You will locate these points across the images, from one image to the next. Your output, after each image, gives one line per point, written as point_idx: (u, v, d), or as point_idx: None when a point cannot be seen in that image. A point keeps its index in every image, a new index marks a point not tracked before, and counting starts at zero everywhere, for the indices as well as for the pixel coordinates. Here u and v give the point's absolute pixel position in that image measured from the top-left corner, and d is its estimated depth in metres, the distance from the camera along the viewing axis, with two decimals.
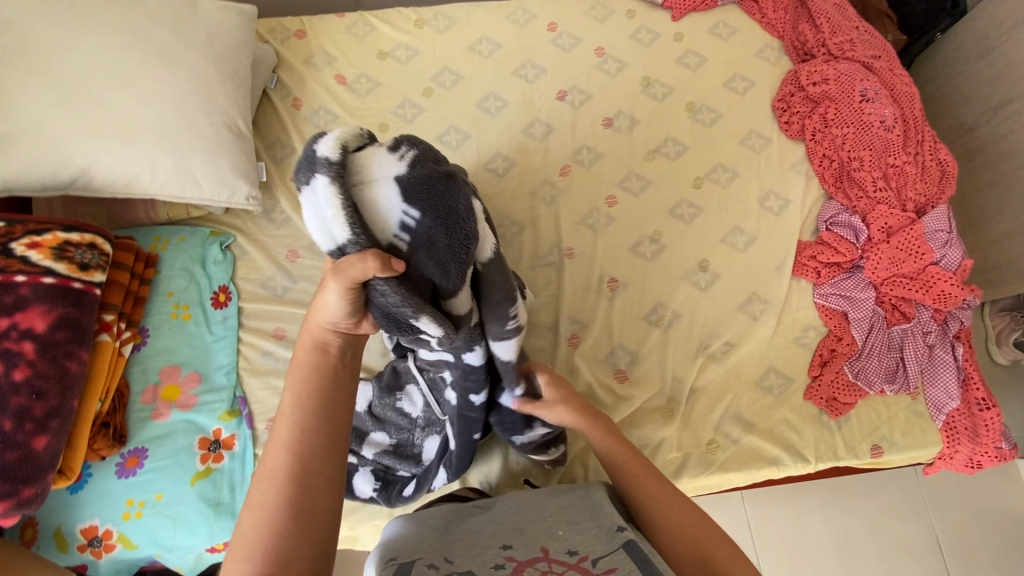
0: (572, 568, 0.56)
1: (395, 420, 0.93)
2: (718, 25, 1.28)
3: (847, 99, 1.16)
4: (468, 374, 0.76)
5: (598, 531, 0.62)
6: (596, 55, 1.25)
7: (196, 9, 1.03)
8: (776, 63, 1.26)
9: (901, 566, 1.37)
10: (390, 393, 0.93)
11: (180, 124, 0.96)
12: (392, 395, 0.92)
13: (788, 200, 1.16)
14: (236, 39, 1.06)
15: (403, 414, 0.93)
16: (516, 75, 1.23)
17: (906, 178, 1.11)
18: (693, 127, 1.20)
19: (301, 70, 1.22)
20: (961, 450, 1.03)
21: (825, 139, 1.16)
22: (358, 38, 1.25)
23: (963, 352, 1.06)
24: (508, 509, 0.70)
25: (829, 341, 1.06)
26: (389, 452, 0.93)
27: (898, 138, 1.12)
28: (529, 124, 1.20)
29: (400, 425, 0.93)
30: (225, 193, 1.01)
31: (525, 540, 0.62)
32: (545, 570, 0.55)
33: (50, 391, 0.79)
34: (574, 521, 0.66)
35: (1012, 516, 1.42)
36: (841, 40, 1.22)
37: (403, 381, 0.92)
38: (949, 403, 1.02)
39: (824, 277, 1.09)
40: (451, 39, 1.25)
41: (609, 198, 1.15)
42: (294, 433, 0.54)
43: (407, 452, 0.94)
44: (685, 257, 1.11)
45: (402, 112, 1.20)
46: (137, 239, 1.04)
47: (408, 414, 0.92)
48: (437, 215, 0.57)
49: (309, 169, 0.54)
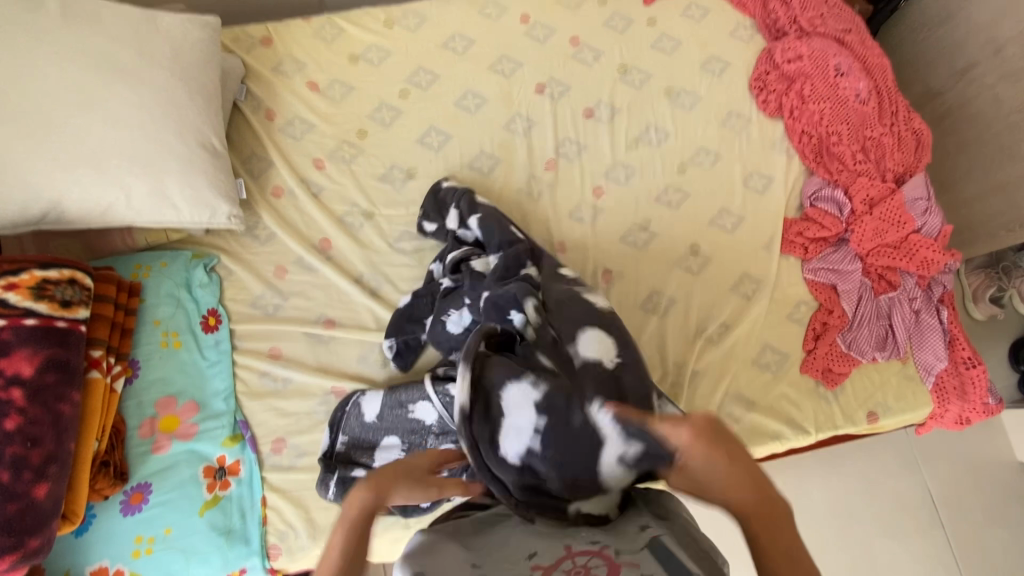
0: (598, 560, 0.57)
1: (405, 425, 0.93)
2: (689, 7, 1.28)
3: (822, 74, 1.17)
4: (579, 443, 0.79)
5: (620, 531, 0.63)
6: (571, 45, 1.24)
7: (156, 24, 0.99)
8: (750, 42, 1.26)
9: (898, 520, 1.43)
10: (403, 404, 0.94)
11: (154, 147, 0.93)
12: (405, 400, 0.93)
13: (771, 177, 1.17)
14: (203, 53, 1.01)
15: (416, 424, 0.93)
16: (493, 70, 1.21)
17: (884, 150, 1.14)
18: (673, 112, 1.20)
19: (270, 80, 1.18)
20: (951, 408, 1.07)
21: (803, 115, 1.17)
22: (327, 42, 1.21)
23: (948, 315, 1.10)
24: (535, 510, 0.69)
25: (821, 315, 1.08)
26: None
27: (873, 111, 1.14)
28: (510, 120, 1.19)
29: (411, 430, 0.93)
30: (205, 214, 0.98)
31: (548, 536, 0.62)
32: (574, 569, 0.57)
33: (45, 436, 0.77)
34: (596, 519, 0.67)
35: (996, 463, 1.49)
36: (812, 15, 1.23)
37: (413, 393, 0.93)
38: (937, 364, 1.06)
39: (811, 252, 1.11)
40: (423, 38, 1.23)
41: (596, 189, 1.15)
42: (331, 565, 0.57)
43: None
44: (676, 243, 1.12)
45: (380, 116, 1.17)
46: (117, 268, 1.01)
47: (421, 422, 0.93)
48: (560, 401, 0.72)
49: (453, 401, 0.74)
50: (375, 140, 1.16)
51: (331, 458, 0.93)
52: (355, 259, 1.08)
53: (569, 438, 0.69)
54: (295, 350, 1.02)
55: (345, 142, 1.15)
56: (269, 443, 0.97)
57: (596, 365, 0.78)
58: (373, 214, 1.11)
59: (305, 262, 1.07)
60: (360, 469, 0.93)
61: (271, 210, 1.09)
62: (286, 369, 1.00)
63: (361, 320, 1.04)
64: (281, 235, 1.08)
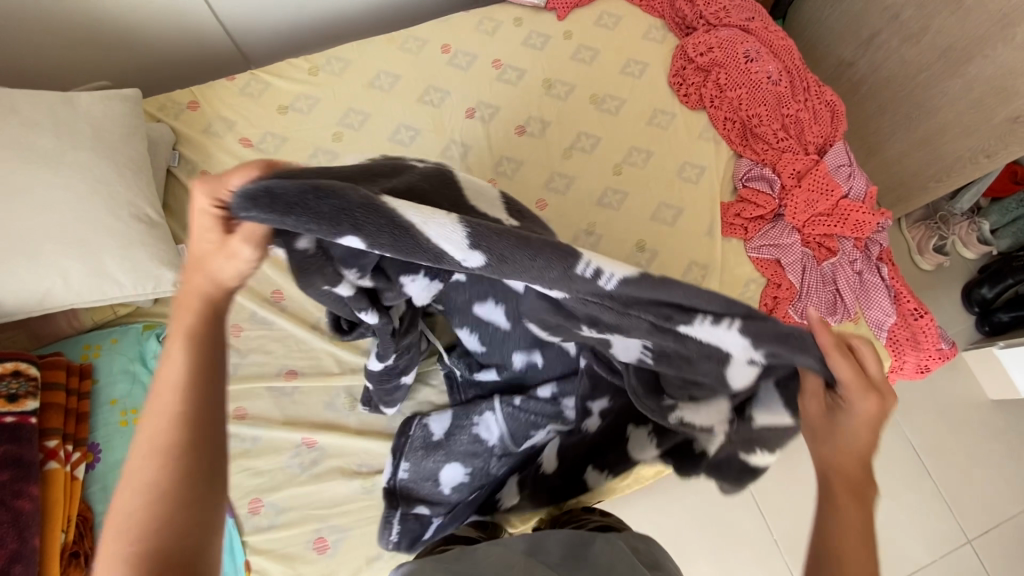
0: None
1: (468, 446, 0.95)
2: (602, 16, 1.33)
3: (734, 62, 1.23)
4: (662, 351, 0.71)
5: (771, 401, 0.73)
6: (493, 67, 1.28)
7: (74, 104, 0.99)
8: (663, 41, 1.31)
9: (885, 475, 1.46)
10: (468, 422, 0.96)
11: (86, 226, 0.92)
12: (467, 418, 0.96)
13: (703, 166, 1.21)
14: (126, 126, 1.01)
15: (479, 441, 0.95)
16: (422, 102, 1.24)
17: (802, 125, 1.19)
18: (601, 117, 1.24)
19: (201, 141, 1.19)
20: (908, 359, 1.11)
21: (722, 103, 1.22)
22: (254, 98, 1.23)
23: (888, 272, 1.14)
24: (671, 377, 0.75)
25: (771, 289, 1.11)
26: (463, 481, 0.95)
27: (786, 90, 1.20)
28: (445, 147, 1.21)
29: (474, 451, 0.95)
30: (149, 284, 0.97)
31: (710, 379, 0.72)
32: None
33: (6, 536, 0.75)
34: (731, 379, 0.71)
35: (969, 404, 1.54)
36: (716, 9, 1.29)
37: (478, 409, 0.96)
38: (888, 320, 1.10)
39: (751, 232, 1.15)
40: (349, 81, 1.25)
41: (538, 202, 1.18)
42: (180, 373, 0.56)
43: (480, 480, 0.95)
44: (623, 241, 1.15)
45: (317, 162, 1.19)
46: (65, 352, 0.98)
47: (485, 440, 0.95)
48: (647, 348, 0.72)
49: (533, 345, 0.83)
50: None
51: (394, 490, 0.94)
52: (310, 305, 1.08)
53: (671, 378, 0.76)
54: (259, 408, 1.01)
55: None
56: (245, 505, 0.95)
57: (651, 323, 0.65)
58: None
59: (259, 317, 1.07)
60: (423, 507, 0.94)
61: None
62: (253, 428, 0.98)
63: (324, 365, 1.04)
64: None
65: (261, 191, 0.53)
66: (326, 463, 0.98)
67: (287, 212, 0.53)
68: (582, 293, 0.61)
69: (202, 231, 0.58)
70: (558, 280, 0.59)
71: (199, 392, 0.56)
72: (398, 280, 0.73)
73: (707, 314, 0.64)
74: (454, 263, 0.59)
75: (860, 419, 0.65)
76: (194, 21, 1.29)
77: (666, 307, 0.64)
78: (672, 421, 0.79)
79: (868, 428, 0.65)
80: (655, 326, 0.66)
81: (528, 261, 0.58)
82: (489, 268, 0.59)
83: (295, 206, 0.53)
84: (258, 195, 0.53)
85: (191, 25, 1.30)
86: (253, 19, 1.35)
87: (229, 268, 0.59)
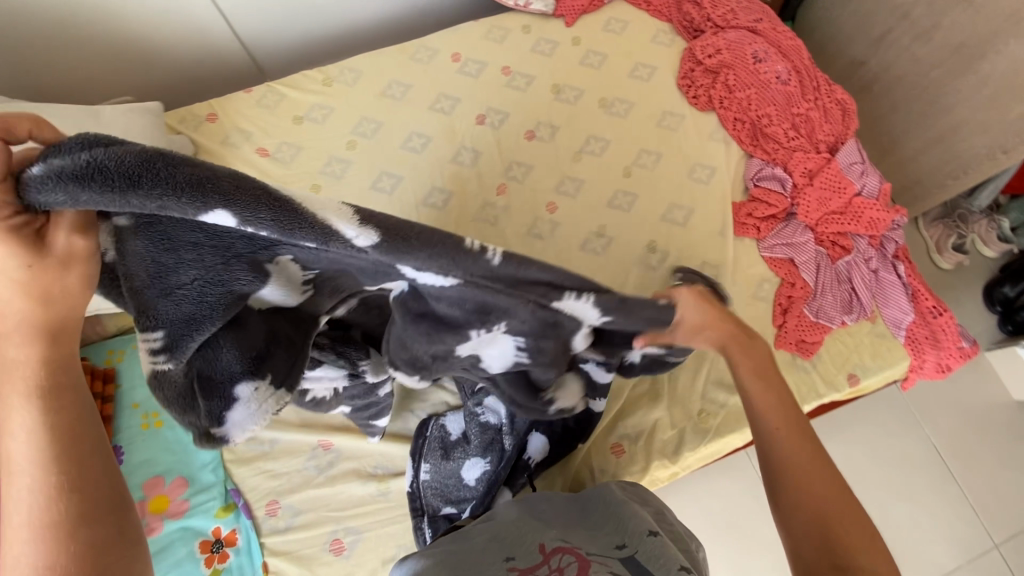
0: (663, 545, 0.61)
1: (482, 436, 0.92)
2: (610, 21, 1.35)
3: (742, 63, 1.23)
4: (537, 341, 0.66)
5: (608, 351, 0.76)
6: (503, 74, 1.30)
7: (99, 118, 1.02)
8: (671, 44, 1.32)
9: (908, 479, 1.44)
10: (475, 409, 0.93)
11: None
12: (472, 408, 0.94)
13: (714, 167, 1.21)
14: (148, 138, 1.05)
15: (487, 425, 0.93)
16: (433, 110, 1.26)
17: (813, 123, 1.19)
18: (610, 121, 1.25)
19: (221, 152, 1.22)
20: (928, 358, 1.09)
21: (732, 104, 1.23)
22: (271, 109, 1.26)
23: (904, 270, 1.13)
24: (545, 373, 0.73)
25: (785, 289, 1.10)
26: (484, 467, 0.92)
27: (796, 90, 1.20)
28: (456, 153, 1.23)
29: (489, 440, 0.92)
30: None
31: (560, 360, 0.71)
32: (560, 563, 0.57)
33: None
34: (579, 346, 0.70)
35: (991, 405, 1.52)
36: (723, 11, 1.30)
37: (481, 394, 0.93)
38: (906, 318, 1.08)
39: (764, 231, 1.14)
40: (362, 90, 1.28)
41: (549, 205, 1.19)
42: (33, 453, 0.51)
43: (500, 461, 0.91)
44: (634, 243, 1.16)
45: (331, 170, 1.21)
46: (90, 357, 1.01)
47: (493, 423, 0.92)
48: (522, 345, 0.67)
49: (414, 367, 0.71)
50: (329, 193, 1.20)
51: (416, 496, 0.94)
52: None
53: (538, 368, 0.72)
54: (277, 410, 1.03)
55: None
56: (263, 507, 0.96)
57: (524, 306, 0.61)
58: None
59: None
60: (449, 506, 0.93)
61: None
62: (268, 430, 0.99)
63: None
64: None
65: (86, 164, 0.47)
66: (341, 465, 0.99)
67: (131, 187, 0.48)
68: (472, 277, 0.57)
69: (5, 258, 0.49)
70: (450, 260, 0.55)
71: (70, 458, 0.53)
72: (233, 390, 0.62)
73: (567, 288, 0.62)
74: (343, 240, 0.53)
75: (693, 305, 0.75)
76: (212, 36, 1.33)
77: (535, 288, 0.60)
78: (552, 411, 0.81)
79: (699, 306, 0.76)
80: (533, 311, 0.62)
81: (408, 235, 0.54)
82: (379, 248, 0.54)
83: (139, 179, 0.48)
84: (82, 172, 0.47)
85: (209, 40, 1.34)
86: (269, 33, 1.39)
87: (70, 289, 0.53)
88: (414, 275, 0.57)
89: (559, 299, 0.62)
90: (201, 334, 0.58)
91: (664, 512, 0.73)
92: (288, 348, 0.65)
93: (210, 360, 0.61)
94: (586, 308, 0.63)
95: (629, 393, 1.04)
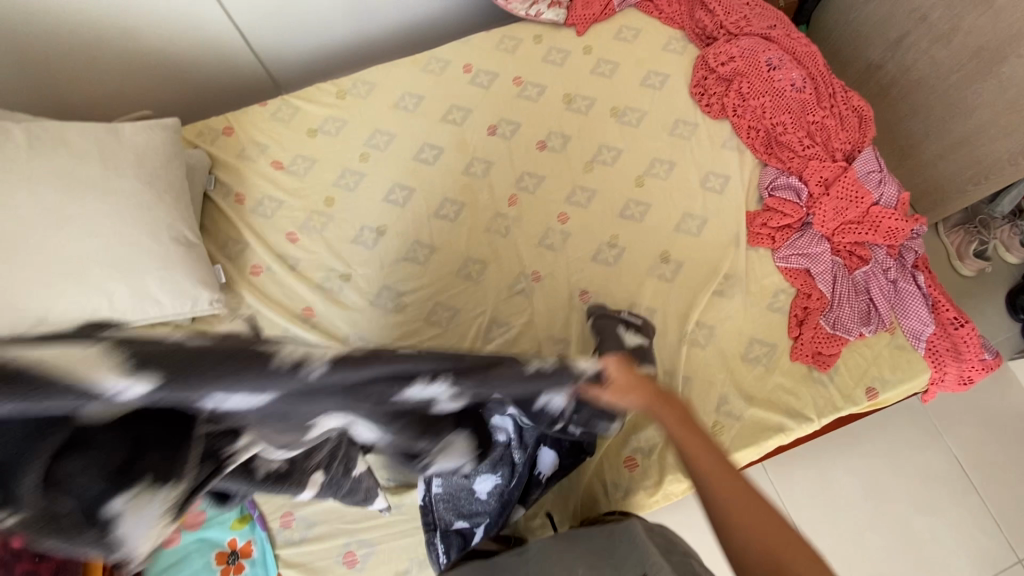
0: None
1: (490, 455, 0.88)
2: (621, 29, 1.34)
3: (756, 71, 1.22)
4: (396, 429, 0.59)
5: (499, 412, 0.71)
6: (515, 84, 1.30)
7: (119, 134, 1.04)
8: (684, 52, 1.31)
9: (929, 491, 1.41)
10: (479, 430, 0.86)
11: (130, 250, 0.96)
12: None
13: (728, 176, 1.20)
14: (166, 154, 1.06)
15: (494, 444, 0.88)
16: (445, 121, 1.27)
17: (828, 131, 1.17)
18: (622, 130, 1.25)
19: (237, 165, 1.23)
20: (949, 370, 1.07)
21: (745, 111, 1.21)
22: (285, 122, 1.27)
23: (924, 280, 1.10)
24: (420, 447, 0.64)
25: (800, 300, 1.09)
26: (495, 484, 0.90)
27: (811, 97, 1.18)
28: (468, 164, 1.24)
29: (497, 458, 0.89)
30: (188, 303, 1.01)
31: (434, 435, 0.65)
32: None
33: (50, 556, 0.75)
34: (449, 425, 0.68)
35: (1016, 415, 1.48)
36: (736, 18, 1.28)
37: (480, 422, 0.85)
38: (925, 330, 1.06)
39: (779, 241, 1.13)
40: (375, 102, 1.29)
41: (561, 216, 1.19)
42: None
43: (509, 480, 0.90)
44: (647, 253, 1.15)
45: (345, 182, 1.22)
46: None
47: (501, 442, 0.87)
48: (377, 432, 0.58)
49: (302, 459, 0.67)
50: (343, 206, 1.21)
51: (431, 507, 0.93)
52: (339, 322, 1.11)
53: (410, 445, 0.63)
54: None
55: (315, 212, 1.20)
56: (278, 519, 0.97)
57: (368, 408, 0.53)
58: (350, 275, 1.15)
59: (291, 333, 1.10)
60: (462, 520, 0.92)
61: (253, 289, 1.13)
62: None
63: None
64: (264, 311, 1.11)
65: None
66: None
67: None
68: (299, 398, 0.48)
69: None
70: (266, 382, 0.46)
71: None
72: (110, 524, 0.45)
73: (409, 377, 0.53)
74: (107, 395, 0.40)
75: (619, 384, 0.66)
76: (227, 48, 1.35)
77: (367, 387, 0.51)
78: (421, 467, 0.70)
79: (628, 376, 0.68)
80: (377, 408, 0.54)
81: (204, 364, 0.43)
82: (161, 392, 0.42)
83: None
84: None
85: (225, 54, 1.36)
86: (283, 46, 1.41)
87: None
88: (214, 404, 0.45)
89: (403, 389, 0.53)
90: (26, 479, 0.41)
91: (688, 554, 0.68)
92: (166, 447, 0.48)
93: (65, 500, 0.42)
94: (438, 394, 0.56)
95: (643, 406, 1.04)
